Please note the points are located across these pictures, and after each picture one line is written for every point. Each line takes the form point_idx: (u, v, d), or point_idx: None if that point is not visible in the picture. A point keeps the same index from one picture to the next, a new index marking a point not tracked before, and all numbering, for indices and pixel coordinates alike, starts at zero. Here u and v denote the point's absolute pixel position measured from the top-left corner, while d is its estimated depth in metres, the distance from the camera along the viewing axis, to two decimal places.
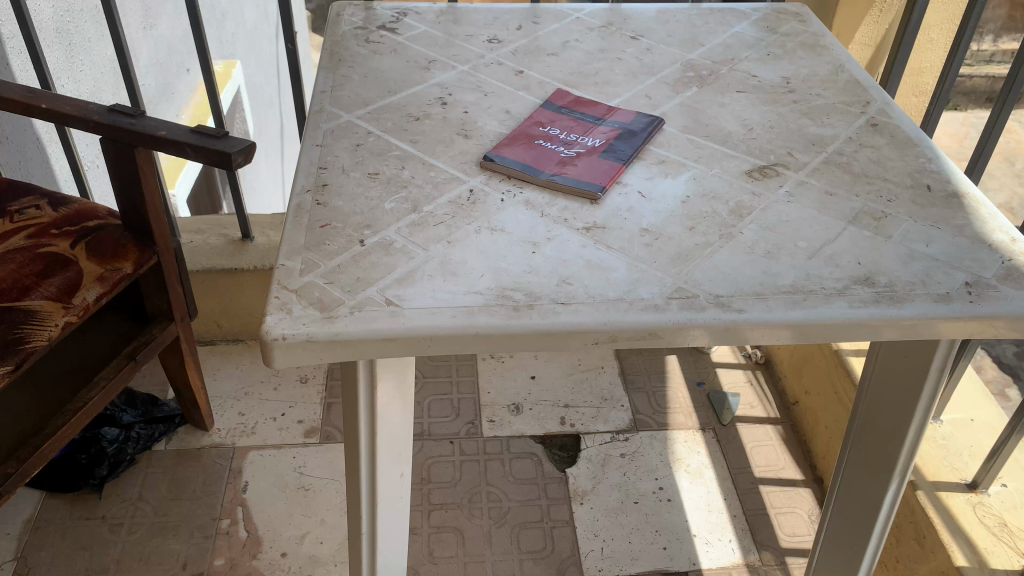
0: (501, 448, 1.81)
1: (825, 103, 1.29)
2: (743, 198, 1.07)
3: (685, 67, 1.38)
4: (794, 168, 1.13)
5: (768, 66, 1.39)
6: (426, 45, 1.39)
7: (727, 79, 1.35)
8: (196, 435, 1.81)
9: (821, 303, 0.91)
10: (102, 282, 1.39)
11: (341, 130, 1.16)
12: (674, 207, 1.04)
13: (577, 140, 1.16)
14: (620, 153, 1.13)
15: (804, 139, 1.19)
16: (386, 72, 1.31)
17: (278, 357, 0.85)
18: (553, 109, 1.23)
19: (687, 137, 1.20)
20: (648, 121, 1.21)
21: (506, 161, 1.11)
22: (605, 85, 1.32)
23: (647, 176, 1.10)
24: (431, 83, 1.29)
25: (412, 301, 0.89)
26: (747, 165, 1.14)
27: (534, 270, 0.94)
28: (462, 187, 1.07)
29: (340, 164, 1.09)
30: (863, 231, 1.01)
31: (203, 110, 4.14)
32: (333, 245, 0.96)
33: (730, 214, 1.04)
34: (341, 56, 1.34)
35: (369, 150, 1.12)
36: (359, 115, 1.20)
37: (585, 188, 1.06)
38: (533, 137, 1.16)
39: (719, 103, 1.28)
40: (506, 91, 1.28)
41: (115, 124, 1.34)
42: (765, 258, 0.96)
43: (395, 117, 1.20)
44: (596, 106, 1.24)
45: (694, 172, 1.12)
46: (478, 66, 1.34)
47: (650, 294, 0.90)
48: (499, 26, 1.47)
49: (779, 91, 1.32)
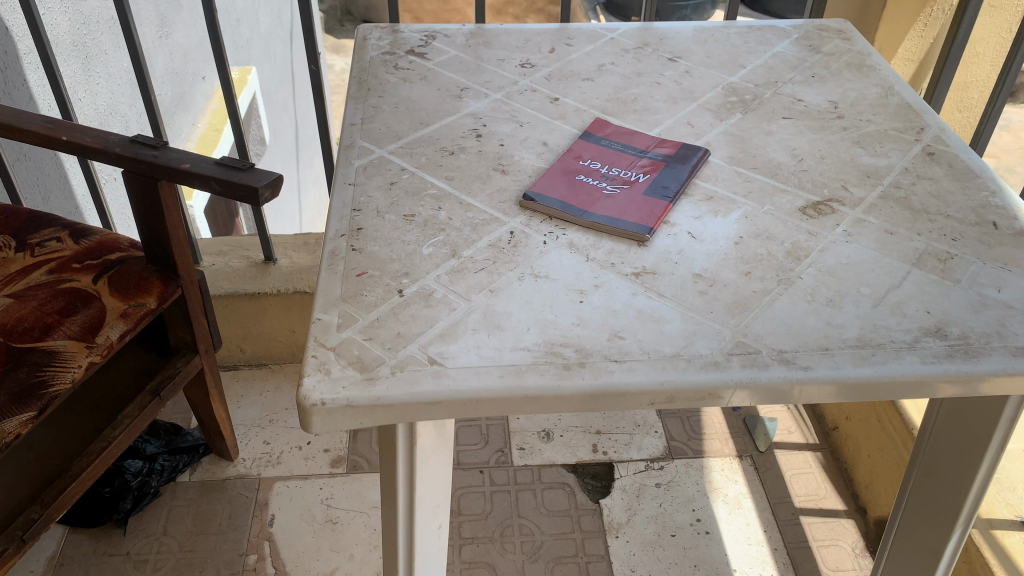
0: (532, 478, 1.77)
1: (877, 130, 1.23)
2: (798, 238, 1.02)
3: (726, 91, 1.32)
4: (850, 203, 1.08)
5: (814, 89, 1.33)
6: (457, 71, 1.35)
7: (772, 104, 1.29)
8: (221, 465, 1.77)
9: (891, 358, 0.85)
10: (126, 318, 1.34)
11: (374, 167, 1.12)
12: (727, 249, 0.99)
13: (620, 175, 1.11)
14: (665, 189, 1.08)
15: (857, 171, 1.14)
16: (417, 102, 1.26)
17: (316, 422, 0.80)
18: (593, 140, 1.18)
19: (734, 170, 1.14)
20: (692, 153, 1.16)
21: (547, 200, 1.05)
22: (645, 113, 1.26)
23: (696, 214, 1.05)
24: (465, 113, 1.24)
25: (457, 359, 0.84)
26: (800, 200, 1.08)
27: (583, 322, 0.89)
28: (502, 229, 1.02)
29: (374, 205, 1.05)
30: (929, 275, 0.96)
31: (219, 117, 4.11)
32: (371, 296, 0.91)
33: (786, 256, 0.99)
34: (370, 84, 1.30)
35: (403, 189, 1.08)
36: (392, 150, 1.15)
37: (631, 230, 1.00)
38: (573, 172, 1.11)
39: (766, 131, 1.23)
40: (542, 121, 1.23)
41: (138, 157, 1.30)
42: (827, 308, 0.91)
43: (429, 151, 1.15)
44: (638, 137, 1.19)
45: (745, 209, 1.06)
46: (511, 94, 1.30)
47: (709, 350, 0.85)
48: (532, 49, 1.42)
49: (827, 117, 1.26)
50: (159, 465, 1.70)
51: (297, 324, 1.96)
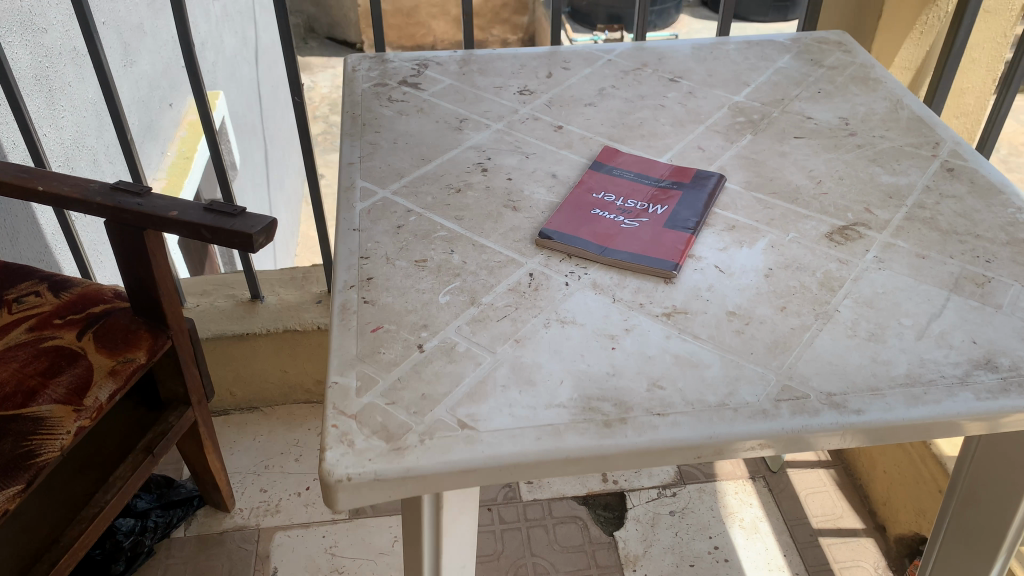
0: (543, 513, 1.71)
1: (892, 146, 1.20)
2: (829, 267, 0.97)
3: (733, 112, 1.29)
4: (876, 227, 1.04)
5: (821, 105, 1.30)
6: (455, 102, 1.30)
7: (781, 123, 1.26)
8: (217, 517, 1.69)
9: (945, 395, 0.81)
10: (115, 376, 1.26)
11: (378, 210, 1.06)
12: (758, 282, 0.94)
13: (636, 207, 1.06)
14: (686, 220, 1.03)
15: (879, 192, 1.10)
16: (416, 136, 1.21)
17: (342, 499, 0.74)
18: (605, 171, 1.13)
19: (752, 196, 1.10)
20: (708, 179, 1.11)
21: (565, 237, 1.00)
22: (653, 138, 1.22)
23: (721, 246, 1.00)
24: (467, 147, 1.19)
25: (489, 419, 0.78)
26: (825, 226, 1.04)
27: (618, 371, 0.83)
28: (520, 271, 0.97)
29: (382, 251, 0.99)
30: (969, 301, 0.92)
31: (188, 144, 4.01)
32: (390, 353, 0.85)
33: (819, 287, 0.94)
34: (365, 120, 1.24)
35: (411, 232, 1.02)
36: (395, 190, 1.10)
37: (656, 266, 0.95)
38: (588, 206, 1.06)
39: (779, 152, 1.19)
40: (548, 151, 1.19)
41: (121, 206, 1.23)
42: (870, 342, 0.87)
43: (434, 189, 1.10)
44: (650, 166, 1.15)
45: (770, 238, 1.02)
46: (513, 124, 1.25)
47: (755, 396, 0.81)
48: (528, 74, 1.38)
49: (839, 134, 1.23)
50: (152, 522, 1.61)
51: (289, 364, 1.89)
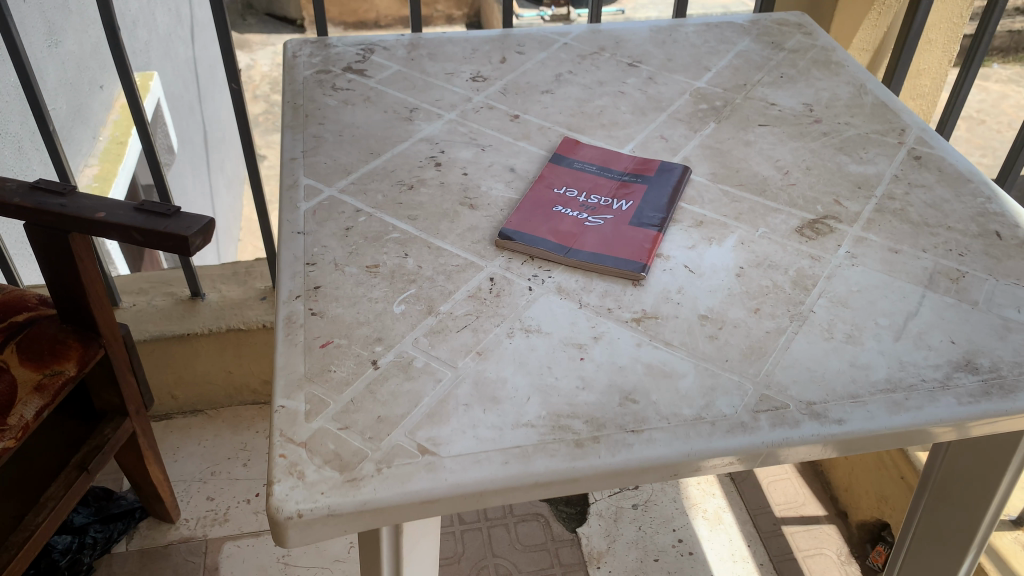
0: (503, 511, 1.66)
1: (858, 133, 1.16)
2: (801, 264, 0.94)
3: (695, 98, 1.24)
4: (846, 220, 1.00)
5: (785, 90, 1.26)
6: (404, 90, 1.22)
7: (745, 110, 1.21)
8: (161, 529, 1.61)
9: (926, 400, 0.78)
10: (41, 392, 1.17)
11: (324, 210, 0.98)
12: (730, 283, 0.90)
13: (600, 203, 1.01)
14: (652, 217, 0.98)
15: (848, 182, 1.07)
16: (363, 128, 1.13)
17: (293, 537, 0.67)
18: (565, 164, 1.07)
19: (718, 189, 1.06)
20: (673, 173, 1.07)
21: (526, 237, 0.94)
22: (613, 127, 1.17)
23: (689, 244, 0.96)
24: (418, 139, 1.12)
25: (452, 442, 0.72)
26: (795, 220, 1.01)
27: (588, 385, 0.78)
28: (480, 275, 0.90)
29: (330, 257, 0.92)
30: (945, 298, 0.89)
31: (121, 128, 3.82)
32: (341, 371, 0.79)
33: (793, 286, 0.90)
34: (308, 110, 1.16)
35: (361, 235, 0.95)
36: (343, 188, 1.02)
37: (623, 268, 0.90)
38: (550, 203, 1.00)
39: (744, 141, 1.15)
40: (505, 142, 1.12)
41: (43, 208, 1.13)
42: (848, 345, 0.83)
43: (384, 186, 1.03)
44: (613, 159, 1.09)
45: (739, 235, 0.98)
46: (466, 113, 1.18)
47: (732, 408, 0.76)
48: (481, 59, 1.31)
49: (804, 121, 1.19)
50: (91, 538, 1.53)
51: (234, 365, 1.80)
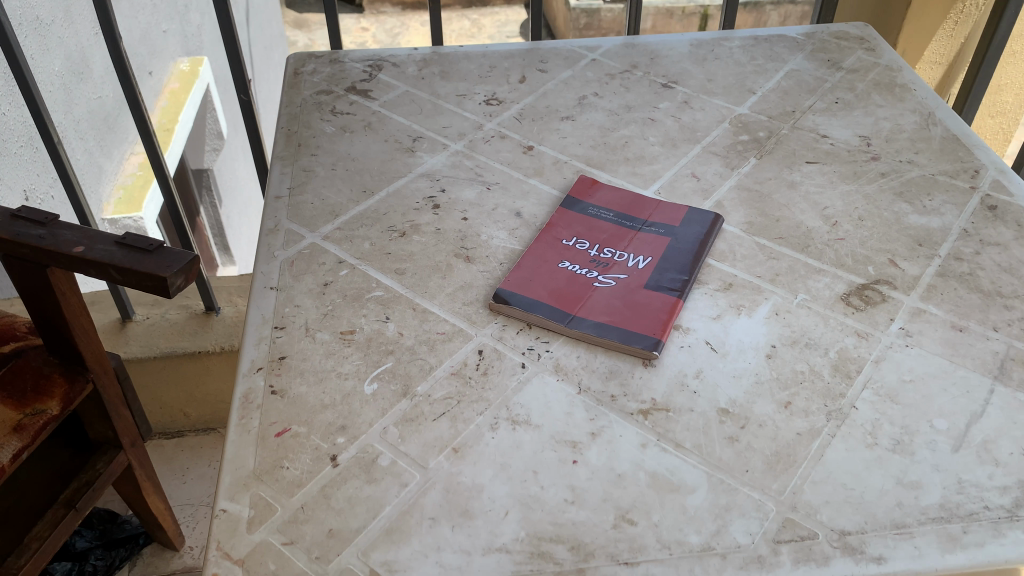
0: None
1: (922, 175, 1.01)
2: (845, 344, 0.80)
3: (735, 127, 1.10)
4: (903, 287, 0.86)
5: (838, 120, 1.11)
6: (409, 115, 1.11)
7: (791, 143, 1.07)
8: (164, 557, 1.55)
9: (989, 536, 0.64)
10: (20, 433, 1.10)
11: (304, 261, 0.88)
12: (758, 367, 0.77)
13: (613, 259, 0.88)
14: (673, 279, 0.85)
15: (906, 237, 0.92)
16: (359, 161, 1.03)
17: None
18: (579, 209, 0.95)
19: (753, 242, 0.92)
20: (701, 222, 0.93)
21: (524, 301, 0.82)
22: (638, 162, 1.04)
23: (714, 314, 0.82)
24: (418, 175, 1.01)
25: (410, 570, 0.61)
26: (841, 286, 0.87)
27: (579, 498, 0.66)
28: (467, 347, 0.79)
29: (301, 320, 0.81)
30: (1019, 395, 0.74)
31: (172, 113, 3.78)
32: (295, 468, 0.69)
33: (833, 372, 0.77)
34: (301, 138, 1.06)
35: (339, 293, 0.85)
36: (327, 233, 0.92)
37: (633, 343, 0.78)
38: (556, 258, 0.88)
39: (788, 182, 1.01)
40: (514, 180, 1.00)
41: (19, 241, 1.06)
42: (895, 455, 0.70)
43: (374, 232, 0.92)
44: (634, 203, 0.97)
45: (774, 304, 0.84)
46: (474, 144, 1.07)
47: (749, 537, 0.63)
48: (497, 79, 1.19)
49: (859, 158, 1.04)
50: (90, 566, 1.47)
51: None
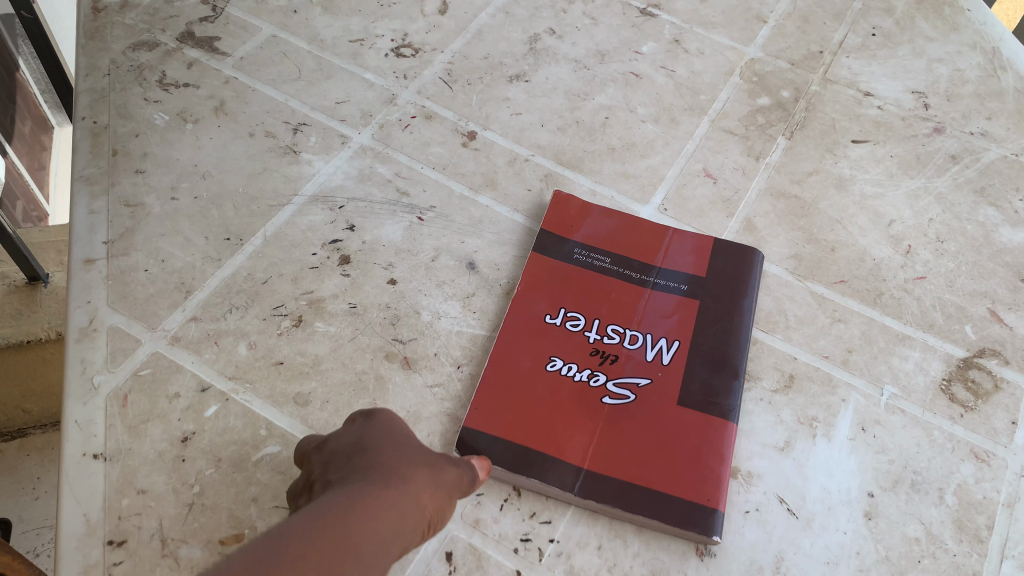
0: None
1: (1003, 156, 0.75)
2: (960, 477, 0.57)
3: (749, 83, 0.79)
4: (1015, 362, 0.62)
5: (880, 63, 0.82)
6: (281, 82, 0.75)
7: (826, 107, 0.78)
8: None
9: None
10: None
11: (145, 394, 0.56)
12: (858, 541, 0.53)
13: (623, 348, 0.59)
14: (716, 382, 0.57)
15: (1004, 269, 0.67)
16: (212, 177, 0.67)
17: None
18: (559, 252, 0.64)
19: (805, 293, 0.65)
20: (736, 264, 0.64)
21: (504, 451, 0.53)
22: (628, 154, 0.73)
23: (780, 441, 0.57)
24: (308, 201, 0.66)
25: None
26: (936, 364, 0.62)
27: None
28: (431, 549, 0.51)
29: (152, 524, 0.51)
30: None
31: None
32: None
33: (958, 535, 0.54)
34: (116, 140, 0.69)
35: (211, 458, 0.54)
36: (177, 330, 0.59)
37: (681, 524, 0.51)
38: (540, 352, 0.58)
39: (835, 177, 0.73)
40: (455, 200, 0.68)
41: None
42: None
43: (253, 324, 0.59)
44: (636, 232, 0.66)
45: (856, 412, 0.59)
46: (387, 133, 0.72)
47: None
48: (407, 10, 0.82)
49: (919, 131, 0.77)
50: None
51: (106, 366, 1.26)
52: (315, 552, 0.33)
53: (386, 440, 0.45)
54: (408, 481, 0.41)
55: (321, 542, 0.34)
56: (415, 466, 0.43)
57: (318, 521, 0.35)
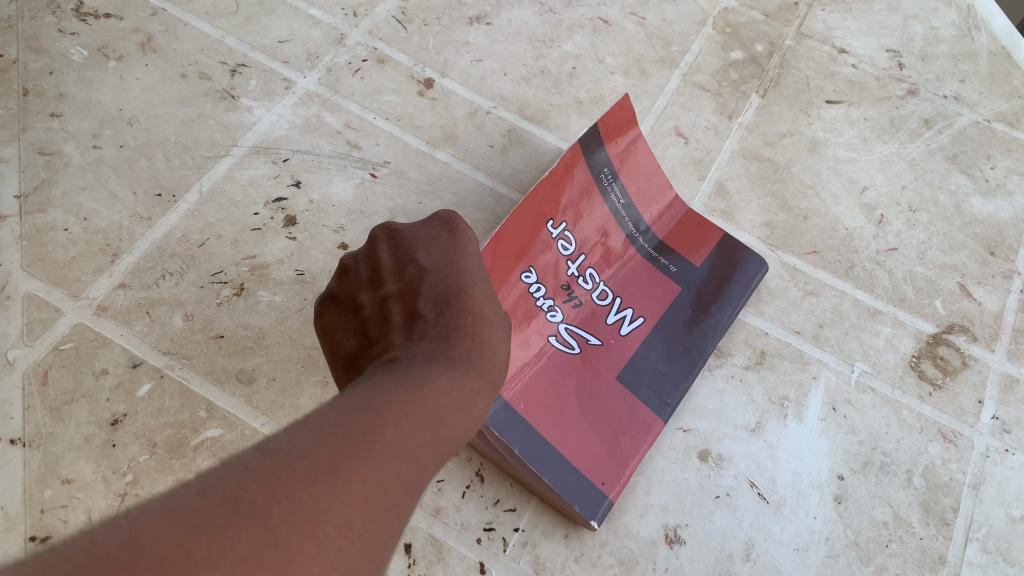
0: None
1: (975, 122, 0.73)
2: (928, 458, 0.56)
3: (722, 34, 0.75)
4: (983, 339, 0.61)
5: (856, 18, 0.79)
6: (216, 16, 0.67)
7: (800, 63, 0.75)
8: None
9: None
10: None
11: (68, 371, 0.50)
12: (827, 526, 0.52)
13: (587, 302, 0.55)
14: (665, 372, 0.54)
15: (974, 241, 0.66)
16: (140, 124, 0.60)
17: None
18: (595, 161, 0.56)
19: (777, 264, 0.63)
20: (738, 260, 0.59)
21: None
22: (596, 109, 0.68)
23: (750, 422, 0.55)
24: (249, 152, 0.60)
25: None
26: (906, 341, 0.60)
27: None
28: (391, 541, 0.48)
29: (80, 518, 0.45)
30: None
31: None
32: None
33: (925, 517, 0.53)
34: (27, 77, 0.61)
35: (145, 443, 0.48)
36: (104, 298, 0.53)
37: (569, 499, 0.48)
38: (524, 256, 0.53)
39: (808, 139, 0.70)
40: (411, 155, 0.63)
41: None
42: None
43: (188, 291, 0.54)
44: (660, 179, 0.60)
45: (827, 391, 0.57)
46: (335, 77, 0.66)
47: None
48: None
49: (891, 93, 0.74)
50: None
51: None
52: (415, 441, 0.25)
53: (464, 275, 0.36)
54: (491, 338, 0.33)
55: (412, 415, 0.26)
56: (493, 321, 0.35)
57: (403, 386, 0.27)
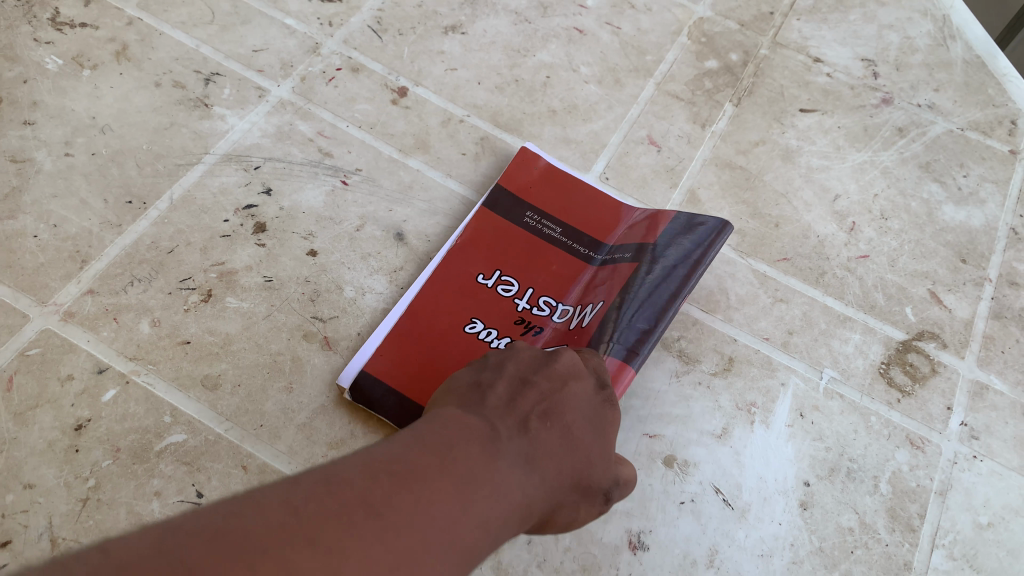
0: None
1: (948, 131, 0.73)
2: (896, 464, 0.56)
3: (696, 44, 0.76)
4: (953, 345, 0.61)
5: (831, 28, 0.80)
6: (192, 26, 0.68)
7: (774, 72, 0.75)
8: None
9: None
10: None
11: (32, 376, 0.50)
12: (792, 532, 0.52)
13: (548, 323, 0.55)
14: (622, 328, 0.52)
15: (945, 248, 0.66)
16: (113, 132, 0.61)
17: None
18: (511, 215, 0.61)
19: (747, 271, 0.63)
20: (693, 229, 0.58)
21: (397, 406, 0.51)
22: (569, 118, 0.69)
23: (717, 429, 0.55)
24: (221, 160, 0.61)
25: None
26: (876, 348, 0.60)
27: None
28: None
29: (41, 523, 0.45)
30: None
31: None
32: None
33: (892, 523, 0.53)
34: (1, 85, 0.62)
35: (108, 448, 0.48)
36: (72, 305, 0.53)
37: None
38: (462, 311, 0.55)
39: (780, 147, 0.70)
40: (383, 163, 0.63)
41: None
42: None
43: (156, 298, 0.54)
44: (598, 207, 0.62)
45: (795, 397, 0.57)
46: (309, 86, 0.66)
47: None
48: None
49: (865, 102, 0.74)
50: None
51: None
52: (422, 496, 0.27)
53: (593, 394, 0.38)
54: (575, 470, 0.34)
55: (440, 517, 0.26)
56: (595, 457, 0.35)
57: (468, 472, 0.29)
